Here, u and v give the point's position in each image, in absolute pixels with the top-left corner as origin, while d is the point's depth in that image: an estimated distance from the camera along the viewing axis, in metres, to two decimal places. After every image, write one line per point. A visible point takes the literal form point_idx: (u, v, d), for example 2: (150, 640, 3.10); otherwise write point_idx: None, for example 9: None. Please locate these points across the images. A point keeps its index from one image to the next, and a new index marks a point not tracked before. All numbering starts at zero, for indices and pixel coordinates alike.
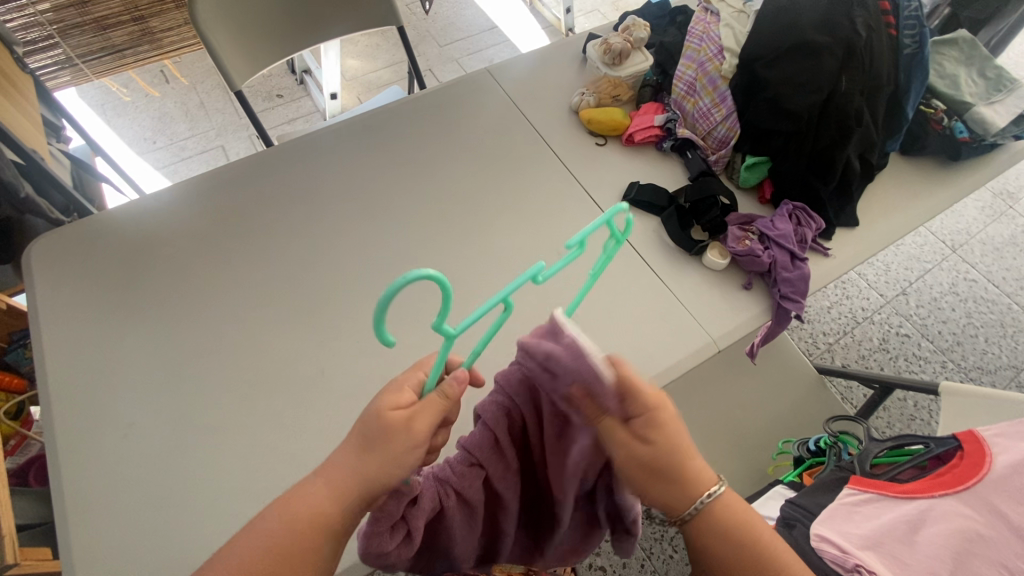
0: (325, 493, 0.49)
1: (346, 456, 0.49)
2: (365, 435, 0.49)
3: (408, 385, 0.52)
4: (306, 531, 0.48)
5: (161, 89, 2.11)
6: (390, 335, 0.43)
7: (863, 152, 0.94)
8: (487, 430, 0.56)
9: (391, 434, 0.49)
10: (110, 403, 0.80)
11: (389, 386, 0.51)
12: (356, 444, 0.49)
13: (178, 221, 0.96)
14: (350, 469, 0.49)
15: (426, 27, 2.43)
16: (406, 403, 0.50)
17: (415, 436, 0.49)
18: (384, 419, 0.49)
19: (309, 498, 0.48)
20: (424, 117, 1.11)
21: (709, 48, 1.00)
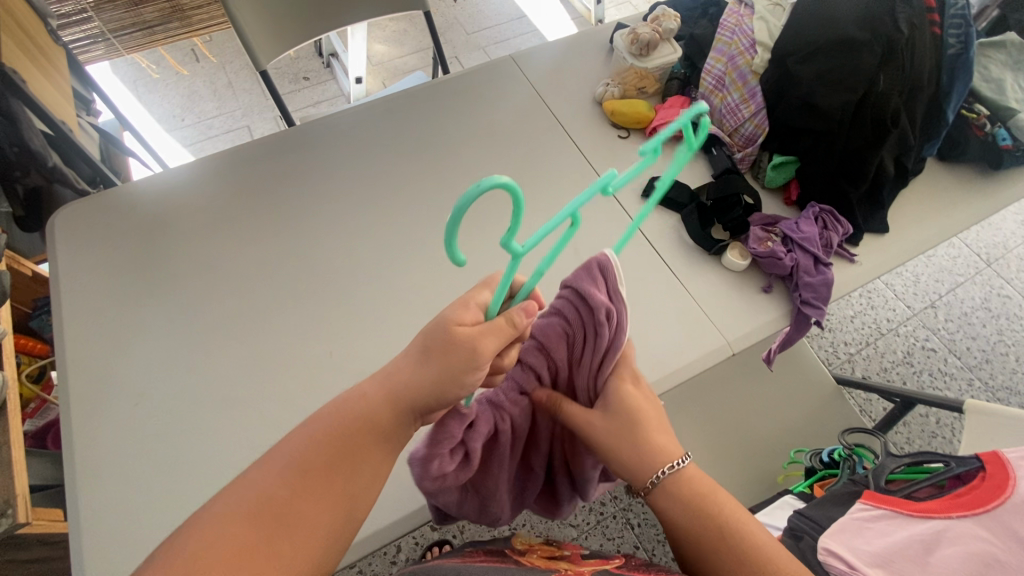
0: (377, 395, 0.51)
1: (406, 358, 0.52)
2: (431, 339, 0.51)
3: (473, 304, 0.52)
4: (351, 431, 0.49)
5: (191, 67, 2.13)
6: (462, 255, 0.43)
7: (899, 155, 0.90)
8: (531, 370, 0.60)
9: (453, 345, 0.50)
10: (123, 371, 0.81)
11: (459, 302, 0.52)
12: (421, 349, 0.52)
13: (197, 196, 0.97)
14: (410, 372, 0.51)
15: (455, 14, 2.42)
16: (471, 321, 0.51)
17: (478, 356, 0.50)
18: (452, 333, 0.50)
19: (361, 401, 0.50)
20: (446, 102, 1.10)
21: (740, 42, 0.97)
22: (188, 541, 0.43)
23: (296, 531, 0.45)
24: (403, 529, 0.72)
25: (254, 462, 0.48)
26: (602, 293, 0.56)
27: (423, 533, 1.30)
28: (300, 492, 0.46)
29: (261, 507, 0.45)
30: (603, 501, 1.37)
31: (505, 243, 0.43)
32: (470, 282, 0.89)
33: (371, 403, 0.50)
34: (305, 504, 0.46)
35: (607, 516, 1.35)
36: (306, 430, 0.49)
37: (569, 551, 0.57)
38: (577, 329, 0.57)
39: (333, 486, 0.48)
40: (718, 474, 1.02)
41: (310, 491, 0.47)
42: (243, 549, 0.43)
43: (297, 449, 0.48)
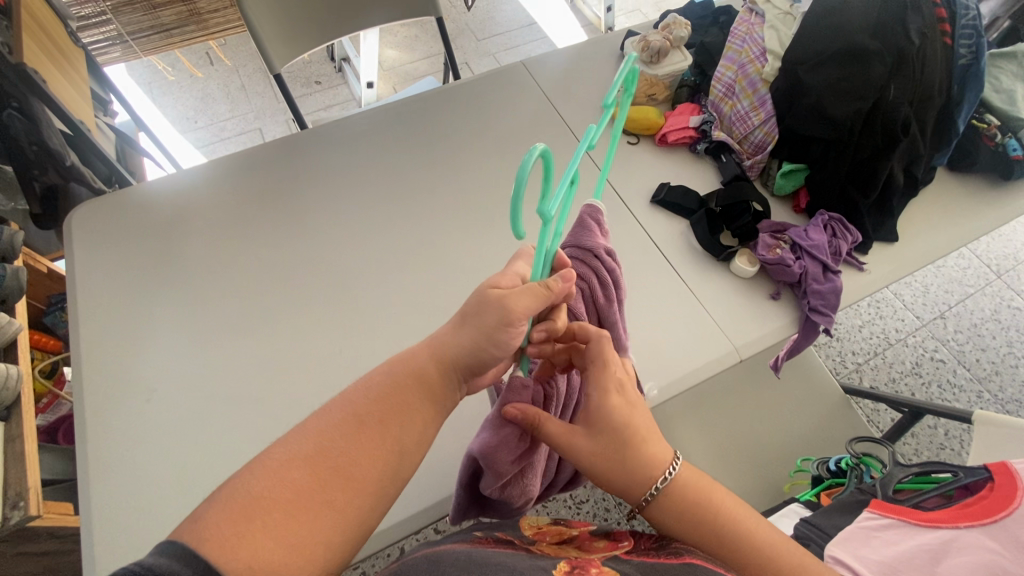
0: (423, 355, 0.54)
1: (448, 327, 0.56)
2: (469, 306, 0.55)
3: (513, 271, 0.57)
4: (402, 389, 0.51)
5: (206, 70, 2.17)
6: (522, 228, 0.46)
7: (909, 164, 0.91)
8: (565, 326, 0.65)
9: (487, 305, 0.53)
10: (137, 366, 0.82)
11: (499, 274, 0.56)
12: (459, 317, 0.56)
13: (211, 196, 0.99)
14: (451, 335, 0.55)
15: (466, 20, 2.44)
16: (508, 284, 0.56)
17: (510, 313, 0.52)
18: (486, 296, 0.54)
19: (411, 362, 0.53)
20: (457, 107, 1.11)
21: (751, 50, 0.98)
22: (247, 483, 0.42)
23: (351, 482, 0.45)
24: (408, 529, 0.72)
25: (307, 418, 0.48)
26: (598, 236, 0.70)
27: (426, 535, 1.30)
28: (357, 443, 0.47)
29: (320, 455, 0.45)
30: (608, 507, 1.37)
31: (546, 211, 0.47)
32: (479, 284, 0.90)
33: (421, 364, 0.53)
34: (360, 456, 0.46)
35: (611, 522, 1.35)
36: (358, 389, 0.51)
37: (578, 530, 0.58)
38: (592, 277, 0.67)
39: (388, 441, 0.48)
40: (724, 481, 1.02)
41: (365, 443, 0.47)
42: (305, 493, 0.43)
43: (350, 408, 0.49)
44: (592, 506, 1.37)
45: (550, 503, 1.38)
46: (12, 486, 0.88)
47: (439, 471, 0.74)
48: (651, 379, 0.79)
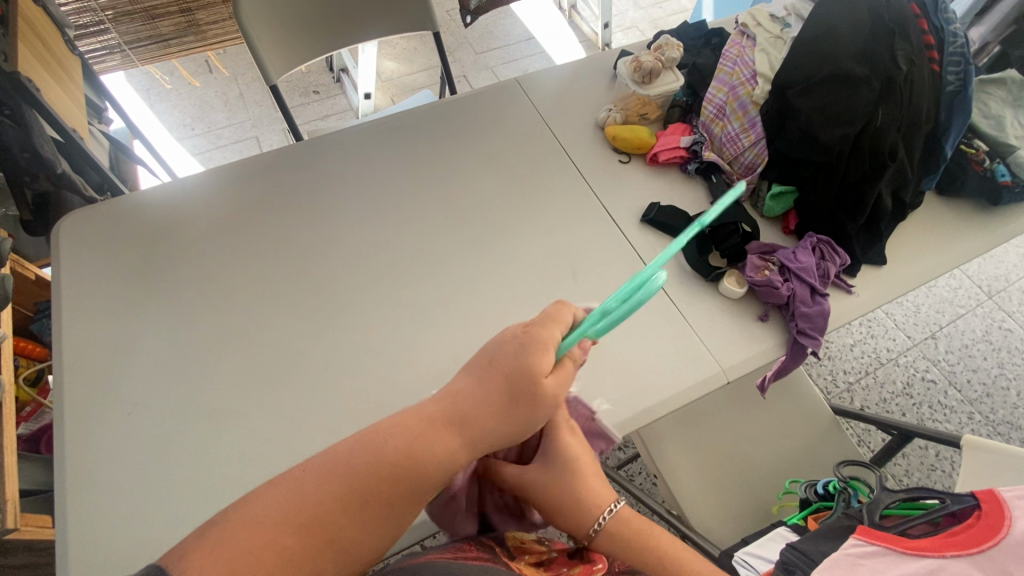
0: (445, 420, 0.50)
1: (490, 403, 0.51)
2: (512, 376, 0.51)
3: (548, 344, 0.53)
4: (416, 458, 0.47)
5: (204, 78, 2.18)
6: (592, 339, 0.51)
7: (897, 189, 0.91)
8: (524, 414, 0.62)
9: (537, 394, 0.51)
10: (122, 380, 0.81)
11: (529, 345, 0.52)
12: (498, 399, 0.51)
13: (203, 208, 0.99)
14: (491, 420, 0.50)
15: (465, 33, 2.47)
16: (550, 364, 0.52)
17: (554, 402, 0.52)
18: (539, 382, 0.51)
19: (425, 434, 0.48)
20: (451, 123, 1.12)
21: (741, 72, 0.99)
22: (230, 540, 0.39)
23: (342, 554, 0.43)
24: (389, 551, 0.71)
25: (313, 468, 0.45)
26: None
27: None
28: (353, 517, 0.44)
29: (312, 523, 0.42)
30: None
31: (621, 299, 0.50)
32: (467, 300, 0.89)
33: (449, 447, 0.49)
34: (355, 528, 0.44)
35: None
36: (368, 437, 0.47)
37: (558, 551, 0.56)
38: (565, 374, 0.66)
39: (383, 507, 0.45)
40: (711, 502, 1.01)
41: (361, 518, 0.44)
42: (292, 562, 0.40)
43: (352, 470, 0.45)
44: None
45: None
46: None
47: None
48: (638, 402, 0.79)
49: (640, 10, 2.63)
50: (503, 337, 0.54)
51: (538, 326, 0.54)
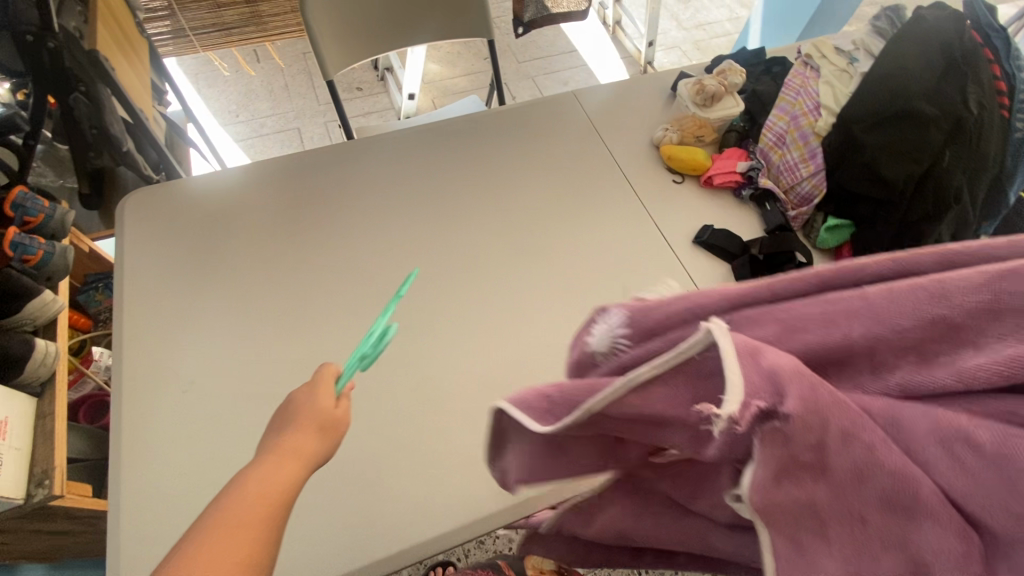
0: (286, 459, 0.53)
1: (307, 435, 0.55)
2: (311, 416, 0.56)
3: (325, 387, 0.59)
4: (280, 480, 0.51)
5: (254, 67, 2.23)
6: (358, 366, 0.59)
7: (958, 231, 0.90)
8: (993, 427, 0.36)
9: (324, 419, 0.56)
10: (179, 358, 0.83)
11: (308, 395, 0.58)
12: (300, 429, 0.55)
13: (263, 196, 1.01)
14: (313, 445, 0.55)
15: (509, 42, 2.50)
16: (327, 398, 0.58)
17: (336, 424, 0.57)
18: (325, 410, 0.57)
19: (279, 470, 0.51)
20: (508, 130, 1.14)
21: (805, 103, 1.00)
22: None
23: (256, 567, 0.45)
24: (432, 551, 0.71)
25: (201, 518, 0.47)
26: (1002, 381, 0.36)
27: None
28: (249, 535, 0.46)
29: (227, 557, 0.44)
30: None
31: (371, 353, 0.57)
32: (516, 306, 0.90)
33: (294, 475, 0.52)
34: (253, 542, 0.46)
35: None
36: (234, 493, 0.49)
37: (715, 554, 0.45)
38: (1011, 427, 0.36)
39: (274, 524, 0.48)
40: None
41: (260, 533, 0.47)
42: None
43: (228, 507, 0.47)
44: None
45: None
46: (39, 464, 0.83)
47: (465, 493, 0.73)
48: None
49: (682, 31, 2.64)
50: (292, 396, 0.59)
51: (315, 380, 0.60)
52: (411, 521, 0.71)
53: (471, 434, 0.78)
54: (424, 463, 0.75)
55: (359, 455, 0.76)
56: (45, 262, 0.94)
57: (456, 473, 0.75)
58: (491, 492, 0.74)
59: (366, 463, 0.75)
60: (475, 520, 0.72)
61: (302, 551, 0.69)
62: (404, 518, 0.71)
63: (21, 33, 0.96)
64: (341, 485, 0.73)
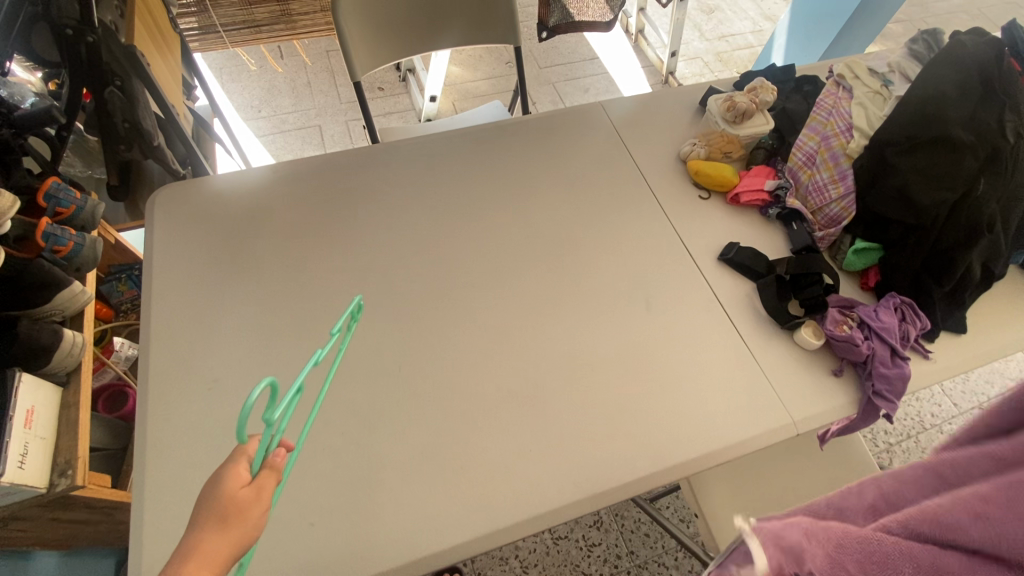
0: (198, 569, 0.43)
1: (211, 535, 0.44)
2: (219, 508, 0.45)
3: (237, 466, 0.47)
4: None
5: (277, 63, 2.25)
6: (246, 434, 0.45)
7: (988, 260, 0.89)
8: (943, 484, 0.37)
9: (238, 509, 0.46)
10: (204, 356, 0.83)
11: (212, 483, 0.47)
12: (208, 524, 0.45)
13: (290, 196, 1.02)
14: (227, 545, 0.45)
15: (531, 48, 2.50)
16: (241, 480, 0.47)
17: (257, 511, 0.47)
18: (236, 497, 0.46)
19: None
20: (534, 139, 1.14)
21: (836, 124, 1.00)
22: None
23: None
24: (451, 560, 0.71)
25: None
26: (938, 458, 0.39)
27: None
28: None
29: None
30: (619, 554, 1.41)
31: (236, 425, 0.43)
32: (538, 317, 0.90)
33: None
34: None
35: (620, 569, 1.39)
36: None
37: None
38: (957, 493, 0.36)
39: None
40: None
41: None
42: None
43: None
44: (603, 551, 1.41)
45: (563, 542, 1.41)
46: (62, 453, 0.84)
47: (484, 504, 0.73)
48: (706, 442, 0.79)
49: (705, 42, 2.64)
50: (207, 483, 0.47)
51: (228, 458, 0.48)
52: (431, 529, 0.71)
53: (491, 445, 0.78)
54: (444, 472, 0.75)
55: (380, 460, 0.76)
56: (75, 254, 0.96)
57: (475, 484, 0.75)
58: (510, 504, 0.73)
59: (387, 469, 0.75)
60: (494, 532, 0.71)
61: (322, 555, 0.69)
62: (424, 527, 0.71)
63: (61, 26, 0.97)
64: (362, 491, 0.74)
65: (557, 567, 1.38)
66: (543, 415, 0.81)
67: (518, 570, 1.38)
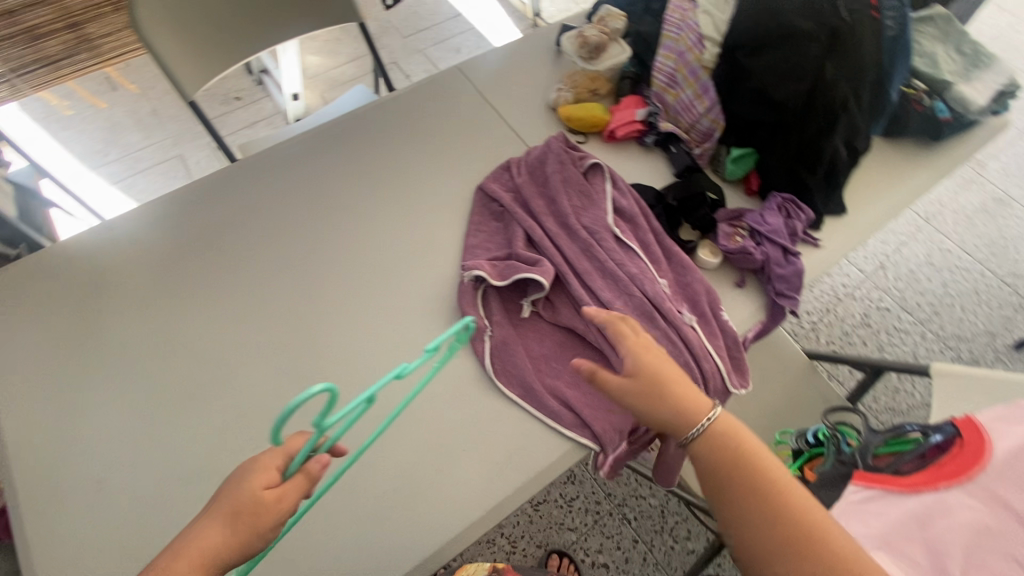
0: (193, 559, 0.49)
1: (219, 525, 0.50)
2: (236, 504, 0.51)
3: (271, 465, 0.52)
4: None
5: (109, 97, 1.99)
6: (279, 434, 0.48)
7: (851, 139, 0.92)
8: (562, 310, 0.83)
9: (251, 511, 0.51)
10: (80, 455, 0.73)
11: (250, 468, 0.52)
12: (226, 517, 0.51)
13: (137, 248, 0.90)
14: (226, 540, 0.50)
15: (388, 18, 2.34)
16: (271, 478, 0.52)
17: (272, 514, 0.51)
18: (256, 498, 0.51)
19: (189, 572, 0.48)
20: (396, 121, 1.06)
21: (688, 38, 0.95)
22: None
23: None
24: None
25: None
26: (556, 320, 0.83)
27: None
28: None
29: None
30: (599, 500, 1.44)
31: (280, 423, 0.47)
32: (443, 310, 0.86)
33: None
34: None
35: (603, 514, 1.43)
36: None
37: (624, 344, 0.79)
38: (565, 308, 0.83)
39: None
40: None
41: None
42: None
43: None
44: (583, 502, 1.44)
45: (544, 506, 1.43)
46: None
47: (429, 518, 0.70)
48: None
49: None
50: (241, 475, 0.52)
51: (266, 455, 0.53)
52: (379, 561, 0.67)
53: (424, 455, 0.74)
54: (383, 493, 0.71)
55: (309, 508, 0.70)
56: None
57: (418, 494, 0.71)
58: (455, 511, 0.71)
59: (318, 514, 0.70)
60: (445, 543, 0.69)
61: None
62: (373, 557, 0.67)
63: None
64: (298, 541, 0.68)
65: (544, 532, 1.40)
66: (470, 408, 0.78)
67: (508, 547, 1.38)
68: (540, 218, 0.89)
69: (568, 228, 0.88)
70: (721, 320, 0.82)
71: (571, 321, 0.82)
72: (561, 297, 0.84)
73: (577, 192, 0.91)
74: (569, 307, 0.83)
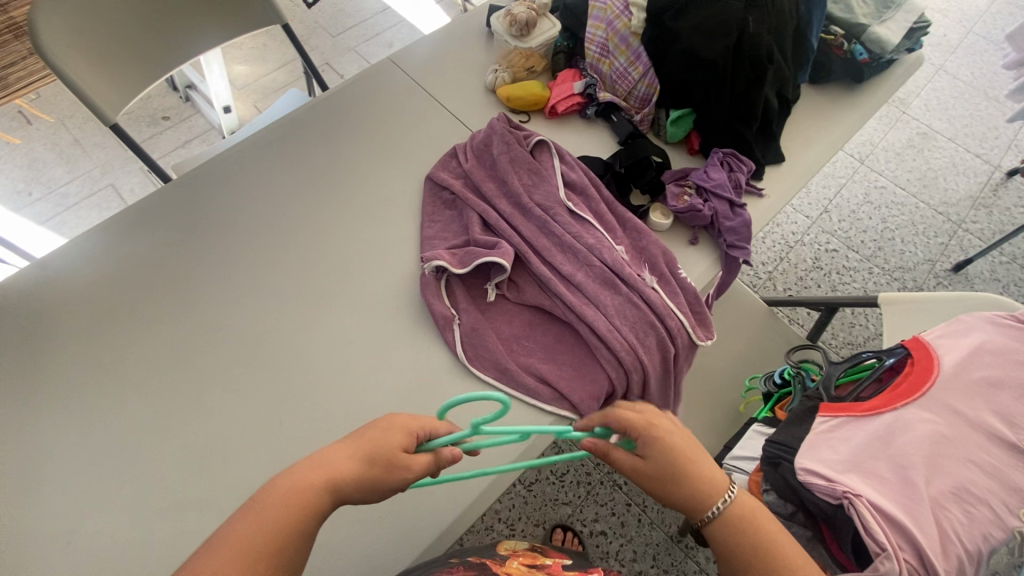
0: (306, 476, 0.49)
1: (339, 457, 0.51)
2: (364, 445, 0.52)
3: (412, 429, 0.54)
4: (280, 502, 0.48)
5: (24, 132, 1.86)
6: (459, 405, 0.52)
7: (780, 89, 0.96)
8: (526, 288, 0.84)
9: (373, 457, 0.51)
10: (44, 507, 0.69)
11: (395, 424, 0.54)
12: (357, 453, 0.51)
13: (76, 284, 0.85)
14: (335, 478, 0.50)
15: (314, 19, 2.26)
16: (403, 442, 0.53)
17: (370, 479, 0.51)
18: (389, 450, 0.52)
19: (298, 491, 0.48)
20: (335, 121, 1.03)
21: (614, 5, 0.97)
22: None
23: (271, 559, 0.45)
24: None
25: None
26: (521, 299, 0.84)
27: None
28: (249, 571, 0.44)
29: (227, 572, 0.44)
30: (589, 470, 1.47)
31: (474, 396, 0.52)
32: (409, 305, 0.85)
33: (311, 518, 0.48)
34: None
35: (594, 484, 1.46)
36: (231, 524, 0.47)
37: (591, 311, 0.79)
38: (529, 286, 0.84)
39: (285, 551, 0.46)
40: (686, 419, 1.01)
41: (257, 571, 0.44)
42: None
43: None
44: (574, 475, 1.47)
45: (536, 485, 1.45)
46: None
47: (422, 511, 0.70)
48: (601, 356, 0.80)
49: None
50: (379, 424, 0.54)
51: (415, 422, 0.55)
52: (377, 562, 0.67)
53: None
54: None
55: None
56: None
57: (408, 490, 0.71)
58: (447, 501, 0.71)
59: None
60: (441, 534, 0.69)
61: None
62: (372, 558, 0.67)
63: None
64: None
65: (540, 510, 1.42)
66: (448, 398, 0.78)
67: (506, 530, 1.39)
68: (493, 202, 0.89)
69: (522, 208, 0.88)
70: (680, 279, 0.84)
71: (535, 298, 0.83)
72: (523, 276, 0.85)
73: (527, 171, 0.91)
74: (533, 285, 0.84)
